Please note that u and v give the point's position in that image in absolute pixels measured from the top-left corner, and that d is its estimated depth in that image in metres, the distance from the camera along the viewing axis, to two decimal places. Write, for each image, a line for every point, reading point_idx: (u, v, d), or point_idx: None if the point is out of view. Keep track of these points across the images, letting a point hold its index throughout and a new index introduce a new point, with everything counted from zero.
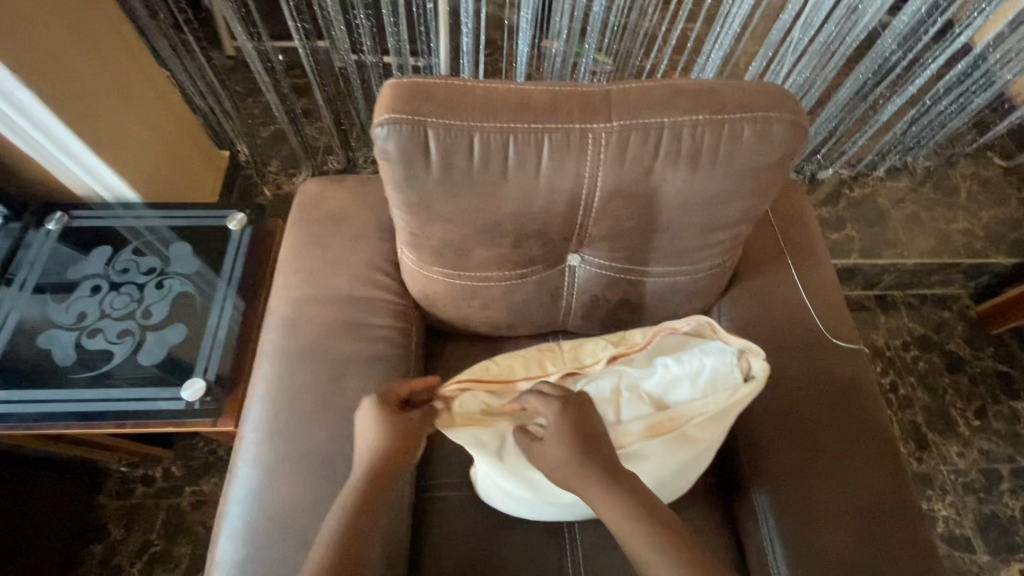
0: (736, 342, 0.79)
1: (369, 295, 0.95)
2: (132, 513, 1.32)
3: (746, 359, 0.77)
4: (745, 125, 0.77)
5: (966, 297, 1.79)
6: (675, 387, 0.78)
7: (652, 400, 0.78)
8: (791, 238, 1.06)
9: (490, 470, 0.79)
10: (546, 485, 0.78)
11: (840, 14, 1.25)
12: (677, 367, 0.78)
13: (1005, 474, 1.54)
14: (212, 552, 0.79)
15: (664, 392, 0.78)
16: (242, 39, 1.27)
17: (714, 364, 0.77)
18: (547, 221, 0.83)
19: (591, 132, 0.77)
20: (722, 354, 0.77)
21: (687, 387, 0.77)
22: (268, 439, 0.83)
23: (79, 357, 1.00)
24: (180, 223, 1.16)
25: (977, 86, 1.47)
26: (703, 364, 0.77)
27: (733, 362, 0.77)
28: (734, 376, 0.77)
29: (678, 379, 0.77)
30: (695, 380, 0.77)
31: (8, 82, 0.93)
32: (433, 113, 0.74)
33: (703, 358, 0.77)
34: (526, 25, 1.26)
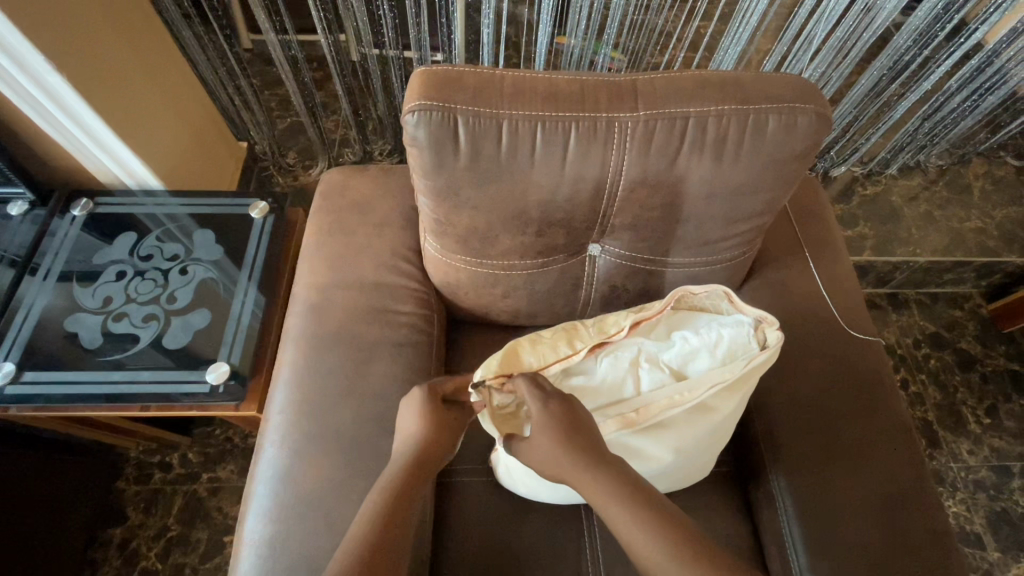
0: (750, 313, 0.83)
1: (393, 282, 0.97)
2: (150, 498, 1.34)
3: (763, 329, 0.81)
4: (770, 115, 0.77)
5: (977, 296, 1.80)
6: (693, 357, 0.82)
7: (674, 367, 0.82)
8: (809, 231, 1.07)
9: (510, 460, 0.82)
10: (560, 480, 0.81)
11: (859, 9, 1.24)
12: (696, 338, 0.83)
13: (1016, 472, 1.54)
14: (240, 530, 0.80)
15: (685, 361, 0.82)
16: (266, 29, 1.28)
17: (731, 335, 0.82)
18: (573, 210, 0.84)
19: (618, 121, 0.78)
20: (740, 326, 0.82)
21: (706, 359, 0.81)
22: (293, 420, 0.84)
23: (105, 340, 1.01)
24: (202, 211, 1.18)
25: (991, 84, 1.48)
26: (721, 335, 0.82)
27: (749, 333, 0.81)
28: (750, 345, 0.81)
29: (697, 350, 0.82)
30: (714, 351, 0.82)
31: (40, 66, 0.94)
32: (462, 99, 0.75)
33: (722, 331, 0.82)
34: (545, 16, 1.26)
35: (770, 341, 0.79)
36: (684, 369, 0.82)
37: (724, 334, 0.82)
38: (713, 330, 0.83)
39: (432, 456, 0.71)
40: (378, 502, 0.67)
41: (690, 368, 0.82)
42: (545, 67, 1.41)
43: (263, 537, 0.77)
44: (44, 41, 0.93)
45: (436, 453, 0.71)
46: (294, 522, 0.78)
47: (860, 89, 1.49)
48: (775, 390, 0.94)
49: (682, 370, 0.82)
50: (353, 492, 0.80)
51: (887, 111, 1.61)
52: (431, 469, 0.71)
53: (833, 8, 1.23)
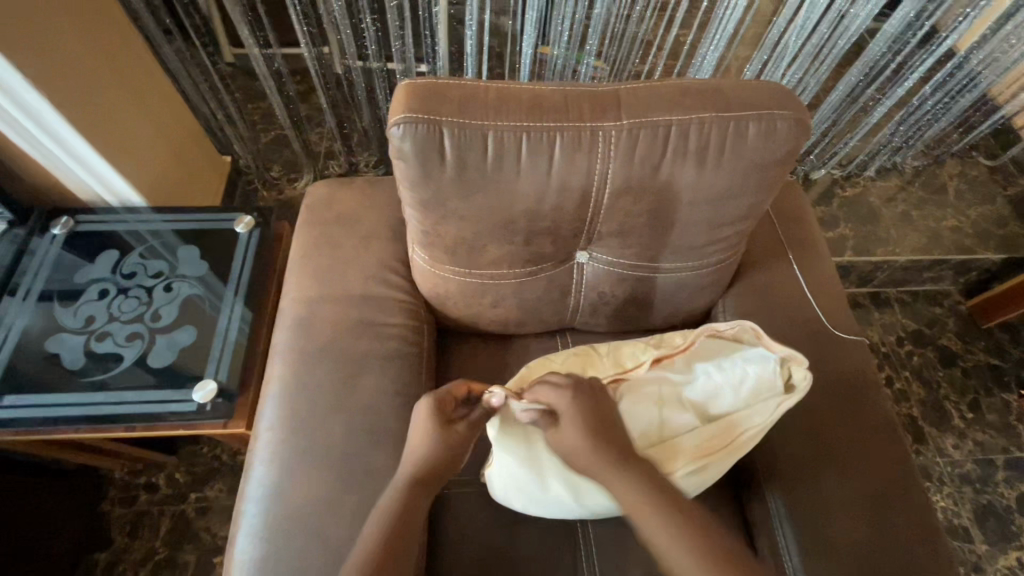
0: (778, 350, 0.84)
1: (381, 294, 0.96)
2: (136, 520, 1.31)
3: (790, 367, 0.82)
4: (750, 122, 0.79)
5: (956, 293, 1.84)
6: (718, 396, 0.83)
7: (699, 405, 0.83)
8: (791, 234, 1.09)
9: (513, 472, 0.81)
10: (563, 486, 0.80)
11: (833, 17, 1.27)
12: (719, 374, 0.83)
13: (999, 464, 1.58)
14: (230, 551, 0.79)
15: (709, 401, 0.83)
16: (249, 43, 1.28)
17: (757, 371, 0.82)
18: (560, 219, 0.85)
19: (601, 130, 0.79)
20: (767, 364, 0.82)
21: (732, 395, 0.82)
22: (283, 436, 0.83)
23: (88, 360, 0.99)
24: (187, 227, 1.17)
25: (962, 86, 1.52)
26: (747, 371, 0.82)
27: (776, 371, 0.82)
28: (777, 385, 0.81)
29: (721, 387, 0.82)
30: (739, 388, 0.82)
31: (17, 84, 0.93)
32: (448, 111, 0.76)
33: (746, 369, 0.83)
34: (529, 27, 1.27)
35: (795, 381, 0.82)
36: (709, 409, 0.83)
37: (749, 372, 0.82)
38: (737, 364, 0.83)
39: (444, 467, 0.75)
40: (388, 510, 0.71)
41: (716, 407, 0.82)
42: (529, 76, 1.42)
43: (253, 557, 0.76)
44: (23, 59, 0.93)
45: (446, 466, 0.75)
46: (285, 540, 0.76)
47: (837, 94, 1.53)
48: None
49: (707, 409, 0.83)
50: (344, 508, 0.79)
51: (863, 116, 1.65)
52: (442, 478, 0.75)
53: (809, 15, 1.26)
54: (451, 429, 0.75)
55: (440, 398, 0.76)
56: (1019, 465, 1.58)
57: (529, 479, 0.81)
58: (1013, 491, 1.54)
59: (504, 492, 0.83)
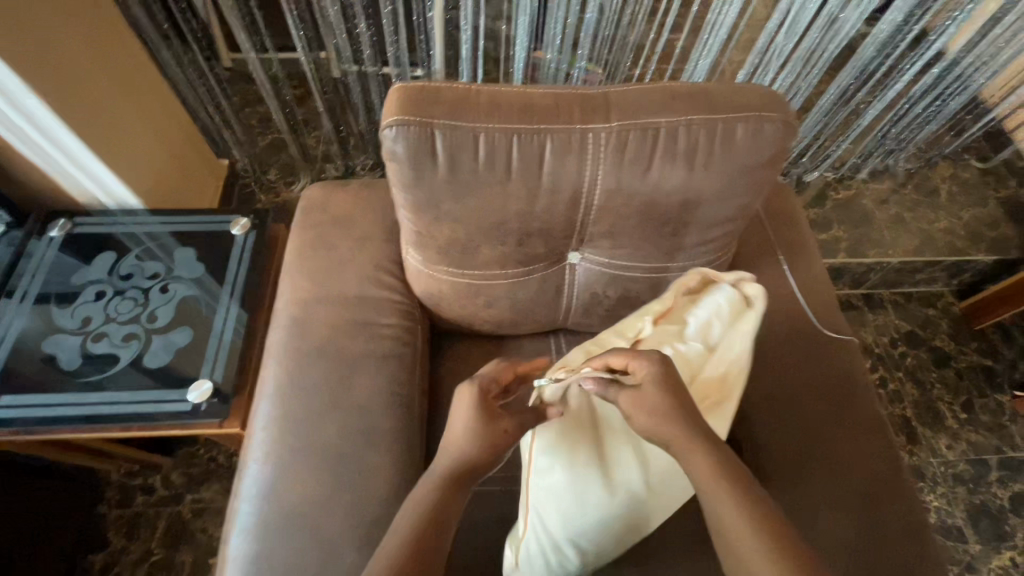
0: (727, 277, 0.88)
1: (376, 295, 0.97)
2: (132, 522, 1.31)
3: (743, 287, 0.87)
4: (738, 124, 0.80)
5: (950, 295, 1.85)
6: (710, 327, 0.85)
7: (701, 341, 0.84)
8: (782, 235, 1.10)
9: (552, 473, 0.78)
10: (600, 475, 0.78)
11: (823, 22, 1.29)
12: (700, 311, 0.85)
13: (993, 464, 1.58)
14: (225, 548, 0.79)
15: (705, 334, 0.84)
16: (246, 48, 1.29)
17: (727, 298, 0.86)
18: (551, 220, 0.86)
19: (591, 133, 0.80)
20: (724, 288, 0.86)
21: (719, 324, 0.85)
22: (277, 435, 0.84)
23: (84, 361, 1.00)
24: (183, 229, 1.18)
25: (953, 90, 1.54)
26: (719, 301, 0.85)
27: (733, 291, 0.86)
28: (740, 302, 0.86)
29: (708, 320, 0.85)
30: (721, 317, 0.85)
31: (17, 89, 0.95)
32: (440, 114, 0.77)
33: (717, 299, 0.86)
34: (522, 31, 1.29)
35: (750, 295, 0.86)
36: (708, 340, 0.84)
37: (718, 300, 0.85)
38: (705, 300, 0.86)
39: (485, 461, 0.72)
40: (431, 494, 0.69)
41: (713, 335, 0.84)
42: (523, 80, 1.44)
43: (247, 555, 0.76)
44: (23, 64, 0.94)
45: (488, 458, 0.72)
46: (279, 537, 0.77)
47: (828, 97, 1.55)
48: (754, 391, 0.95)
49: (708, 341, 0.84)
50: (339, 506, 0.79)
51: (854, 119, 1.67)
52: (485, 469, 0.72)
53: (799, 20, 1.28)
54: (494, 420, 0.73)
55: (484, 386, 0.75)
56: (1012, 465, 1.59)
57: (569, 496, 0.77)
58: (1006, 491, 1.55)
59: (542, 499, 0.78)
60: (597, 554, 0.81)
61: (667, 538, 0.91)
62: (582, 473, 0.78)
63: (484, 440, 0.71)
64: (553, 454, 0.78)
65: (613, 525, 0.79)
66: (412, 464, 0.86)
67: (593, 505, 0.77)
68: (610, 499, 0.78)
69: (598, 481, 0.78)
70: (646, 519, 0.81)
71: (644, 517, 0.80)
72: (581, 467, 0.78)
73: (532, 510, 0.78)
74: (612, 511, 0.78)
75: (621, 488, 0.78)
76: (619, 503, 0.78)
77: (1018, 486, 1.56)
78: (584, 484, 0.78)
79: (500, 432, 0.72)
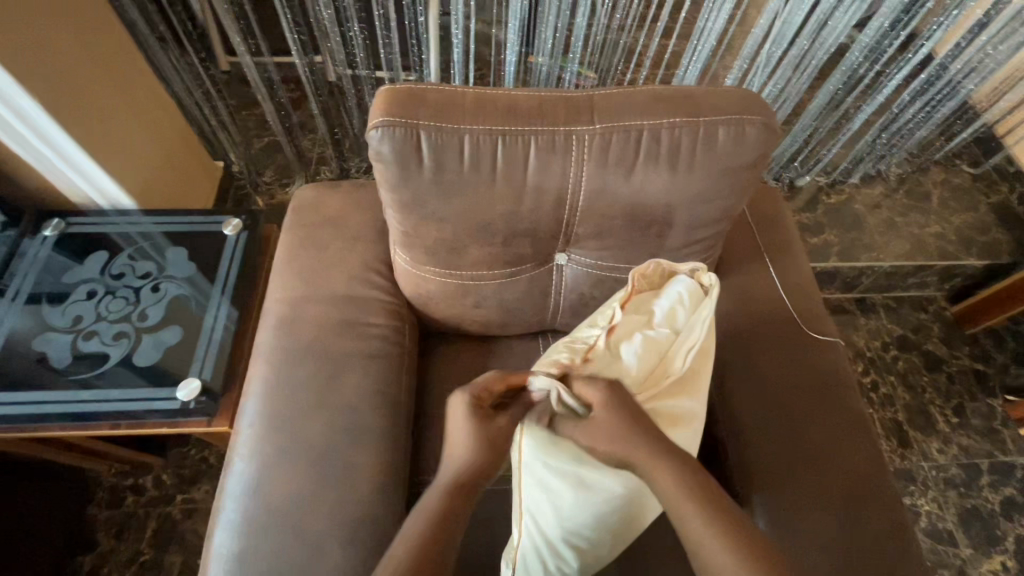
0: (683, 268, 0.88)
1: (365, 295, 0.98)
2: (123, 522, 1.31)
3: (699, 276, 0.87)
4: (720, 126, 0.81)
5: (942, 299, 1.86)
6: (675, 313, 0.83)
7: (667, 326, 0.83)
8: (769, 238, 1.11)
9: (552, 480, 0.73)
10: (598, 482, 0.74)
11: (812, 28, 1.30)
12: (663, 299, 0.84)
13: (984, 469, 1.58)
14: (209, 545, 0.80)
15: (671, 320, 0.83)
16: (241, 51, 1.31)
17: (686, 287, 0.84)
18: (537, 221, 0.87)
19: (576, 134, 0.81)
20: (683, 278, 0.85)
21: (682, 310, 0.83)
22: (264, 433, 0.85)
23: (74, 359, 1.01)
24: (176, 229, 1.19)
25: (942, 95, 1.55)
26: (679, 289, 0.84)
27: (690, 281, 0.85)
28: (697, 291, 0.85)
29: (672, 307, 0.83)
30: (683, 304, 0.83)
31: (12, 90, 0.96)
32: (426, 115, 0.78)
33: (677, 289, 0.84)
34: (513, 36, 1.31)
35: (707, 283, 0.86)
36: (674, 326, 0.83)
37: (679, 290, 0.84)
38: (668, 290, 0.85)
39: (481, 473, 0.71)
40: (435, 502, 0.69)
41: (678, 321, 0.83)
42: (515, 83, 1.46)
43: (231, 552, 0.77)
44: (19, 68, 0.96)
45: (483, 470, 0.71)
46: (263, 535, 0.77)
47: (818, 102, 1.56)
48: (739, 391, 0.96)
49: (673, 326, 0.83)
50: (323, 504, 0.80)
51: (845, 124, 1.68)
52: (482, 481, 0.71)
53: (788, 26, 1.30)
54: (485, 425, 0.72)
55: (475, 393, 0.74)
56: (1004, 470, 1.59)
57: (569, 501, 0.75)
58: (997, 496, 1.55)
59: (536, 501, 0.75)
60: (595, 552, 0.81)
61: (651, 537, 0.91)
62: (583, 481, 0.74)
63: (475, 451, 0.71)
64: (546, 463, 0.73)
65: (608, 524, 0.78)
66: (397, 463, 0.87)
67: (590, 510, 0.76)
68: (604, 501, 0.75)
69: (593, 485, 0.74)
70: (641, 515, 0.80)
71: (638, 514, 0.79)
72: (576, 472, 0.73)
73: (526, 514, 0.76)
74: (605, 511, 0.76)
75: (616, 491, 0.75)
76: (613, 503, 0.76)
77: (1010, 491, 1.56)
78: (577, 488, 0.74)
79: (494, 438, 0.72)
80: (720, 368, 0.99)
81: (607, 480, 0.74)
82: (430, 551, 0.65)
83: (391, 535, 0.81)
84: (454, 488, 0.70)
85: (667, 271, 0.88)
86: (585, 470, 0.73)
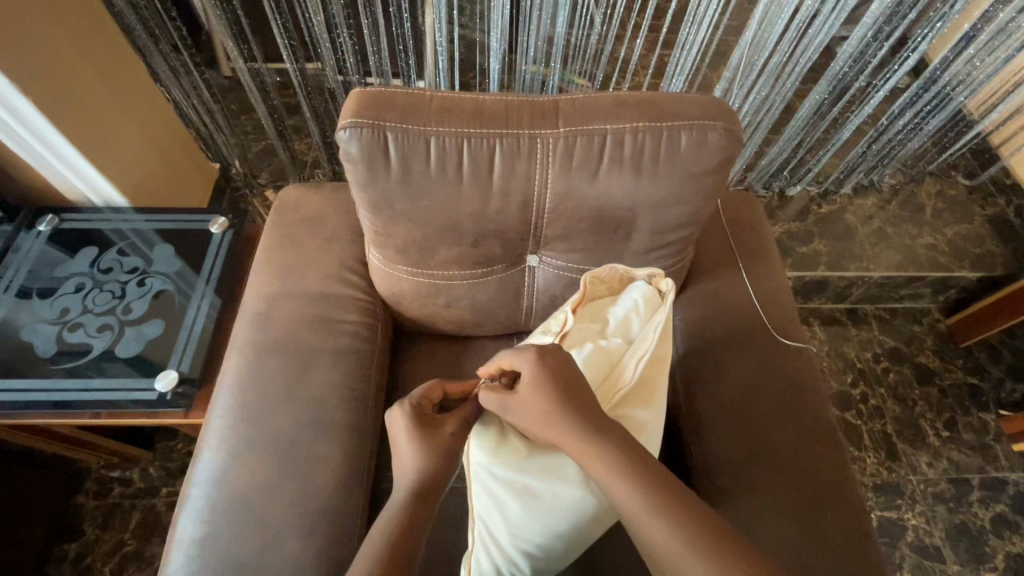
0: (640, 274, 0.90)
1: (339, 293, 1.00)
2: (108, 512, 1.34)
3: (656, 282, 0.89)
4: (682, 132, 0.83)
5: (936, 312, 1.84)
6: (630, 321, 0.86)
7: (622, 334, 0.85)
8: (744, 244, 1.12)
9: (495, 487, 0.75)
10: (544, 487, 0.74)
11: (792, 38, 1.31)
12: (619, 308, 0.87)
13: (975, 484, 1.56)
14: (173, 531, 0.82)
15: (625, 329, 0.85)
16: (236, 58, 1.36)
17: (642, 295, 0.87)
18: (504, 222, 0.88)
19: (540, 137, 0.83)
20: (638, 285, 0.88)
21: (637, 318, 0.86)
22: (233, 424, 0.87)
23: (59, 349, 1.05)
24: (165, 227, 1.23)
25: (932, 107, 1.54)
26: (634, 298, 0.87)
27: (647, 286, 0.88)
28: (654, 297, 0.87)
29: (627, 316, 0.86)
30: (638, 312, 0.86)
31: (6, 90, 1.00)
32: (393, 118, 0.81)
33: (632, 295, 0.87)
34: (496, 43, 1.34)
35: (664, 288, 0.88)
36: (628, 334, 0.85)
37: (634, 296, 0.87)
38: (623, 297, 0.88)
39: (441, 473, 0.71)
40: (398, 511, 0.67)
41: (633, 329, 0.85)
42: (500, 89, 1.48)
43: (193, 538, 0.79)
44: (13, 67, 1.00)
45: (440, 470, 0.71)
46: (223, 522, 0.79)
47: (804, 112, 1.56)
48: (705, 395, 0.97)
49: (628, 334, 0.85)
50: (284, 494, 0.82)
51: (834, 134, 1.68)
52: (443, 480, 0.71)
53: (769, 38, 1.31)
54: (430, 432, 0.72)
55: (414, 402, 0.75)
56: (995, 486, 1.56)
57: (518, 508, 0.74)
58: (988, 512, 1.52)
59: (485, 508, 0.76)
60: (551, 562, 0.78)
61: (616, 539, 0.91)
62: (528, 484, 0.75)
63: (430, 449, 0.71)
64: (490, 470, 0.75)
65: (562, 533, 0.75)
66: (361, 457, 0.89)
67: (540, 519, 0.74)
68: (554, 508, 0.74)
69: (538, 490, 0.74)
70: (597, 521, 0.78)
71: (594, 521, 0.77)
72: (520, 477, 0.75)
73: (478, 520, 0.77)
74: (558, 519, 0.75)
75: (564, 497, 0.74)
76: (564, 511, 0.74)
77: (1000, 507, 1.53)
78: (522, 493, 0.74)
79: (442, 442, 0.72)
80: (689, 371, 1.00)
81: (553, 484, 0.74)
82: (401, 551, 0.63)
83: (348, 525, 0.83)
84: (419, 488, 0.69)
85: (625, 276, 0.91)
86: (528, 475, 0.75)
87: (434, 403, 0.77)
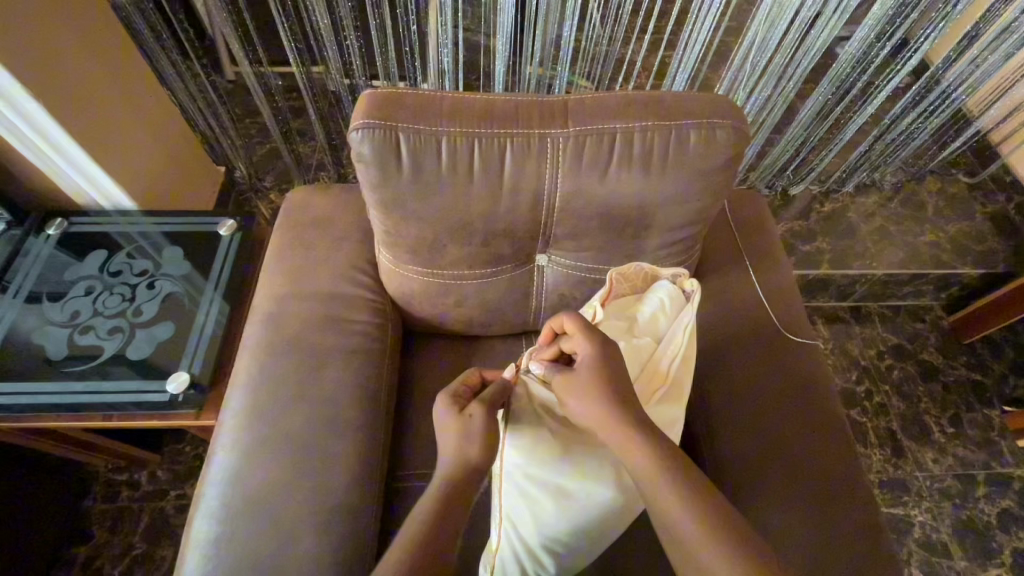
0: (665, 274, 0.92)
1: (349, 293, 1.01)
2: (117, 516, 1.34)
3: (681, 282, 0.90)
4: (692, 130, 0.84)
5: (938, 309, 1.85)
6: (658, 321, 0.88)
7: (650, 332, 0.87)
8: (750, 243, 1.13)
9: (525, 482, 0.76)
10: (574, 483, 0.76)
11: (794, 38, 1.32)
12: (647, 306, 0.89)
13: (980, 480, 1.56)
14: (188, 531, 0.82)
15: (653, 327, 0.87)
16: (243, 63, 1.37)
17: (669, 295, 0.89)
18: (514, 221, 0.89)
19: (549, 137, 0.84)
20: (663, 284, 0.90)
21: (665, 318, 0.88)
22: (248, 423, 0.87)
23: (70, 352, 1.05)
24: (173, 229, 1.23)
25: (936, 107, 1.55)
26: (661, 299, 0.89)
27: (671, 286, 0.90)
28: (679, 297, 0.89)
29: (656, 315, 0.88)
30: (666, 311, 0.88)
31: (18, 94, 1.01)
32: (405, 118, 0.81)
33: (659, 295, 0.89)
34: (501, 46, 1.34)
35: (690, 289, 0.89)
36: (657, 332, 0.87)
37: (660, 296, 0.89)
38: (649, 297, 0.90)
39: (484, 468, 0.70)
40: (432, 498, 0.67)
41: (660, 327, 0.87)
42: (505, 90, 1.49)
43: (208, 538, 0.79)
44: (26, 73, 1.01)
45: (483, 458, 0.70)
46: (238, 522, 0.80)
47: (808, 112, 1.57)
48: (717, 391, 0.97)
49: (656, 332, 0.87)
50: (299, 491, 0.82)
51: (837, 134, 1.69)
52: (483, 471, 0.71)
53: (771, 39, 1.32)
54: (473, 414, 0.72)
55: (454, 393, 0.76)
56: (1001, 482, 1.56)
57: (546, 505, 0.75)
58: (994, 507, 1.53)
59: (512, 505, 0.77)
60: (574, 559, 0.79)
61: (632, 536, 0.91)
62: (557, 480, 0.76)
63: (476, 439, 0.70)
64: (523, 469, 0.77)
65: (588, 530, 0.76)
66: (375, 456, 0.89)
67: (569, 516, 0.75)
68: (583, 505, 0.75)
69: (570, 489, 0.76)
70: (621, 518, 0.79)
71: (619, 519, 0.78)
72: (548, 475, 0.76)
73: (504, 519, 0.78)
74: (585, 516, 0.76)
75: (594, 496, 0.75)
76: (594, 510, 0.76)
77: (1006, 503, 1.53)
78: (552, 489, 0.76)
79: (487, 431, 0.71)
80: (701, 369, 1.01)
81: (584, 480, 0.76)
82: (440, 536, 0.63)
83: (362, 524, 0.83)
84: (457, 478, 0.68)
85: (650, 276, 0.92)
86: (556, 472, 0.76)
87: (471, 390, 0.79)
